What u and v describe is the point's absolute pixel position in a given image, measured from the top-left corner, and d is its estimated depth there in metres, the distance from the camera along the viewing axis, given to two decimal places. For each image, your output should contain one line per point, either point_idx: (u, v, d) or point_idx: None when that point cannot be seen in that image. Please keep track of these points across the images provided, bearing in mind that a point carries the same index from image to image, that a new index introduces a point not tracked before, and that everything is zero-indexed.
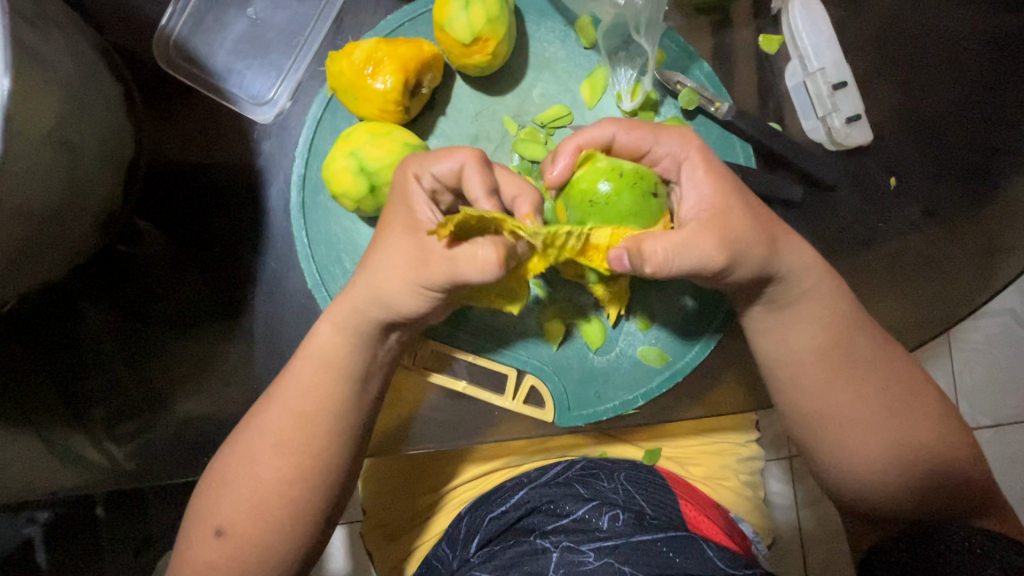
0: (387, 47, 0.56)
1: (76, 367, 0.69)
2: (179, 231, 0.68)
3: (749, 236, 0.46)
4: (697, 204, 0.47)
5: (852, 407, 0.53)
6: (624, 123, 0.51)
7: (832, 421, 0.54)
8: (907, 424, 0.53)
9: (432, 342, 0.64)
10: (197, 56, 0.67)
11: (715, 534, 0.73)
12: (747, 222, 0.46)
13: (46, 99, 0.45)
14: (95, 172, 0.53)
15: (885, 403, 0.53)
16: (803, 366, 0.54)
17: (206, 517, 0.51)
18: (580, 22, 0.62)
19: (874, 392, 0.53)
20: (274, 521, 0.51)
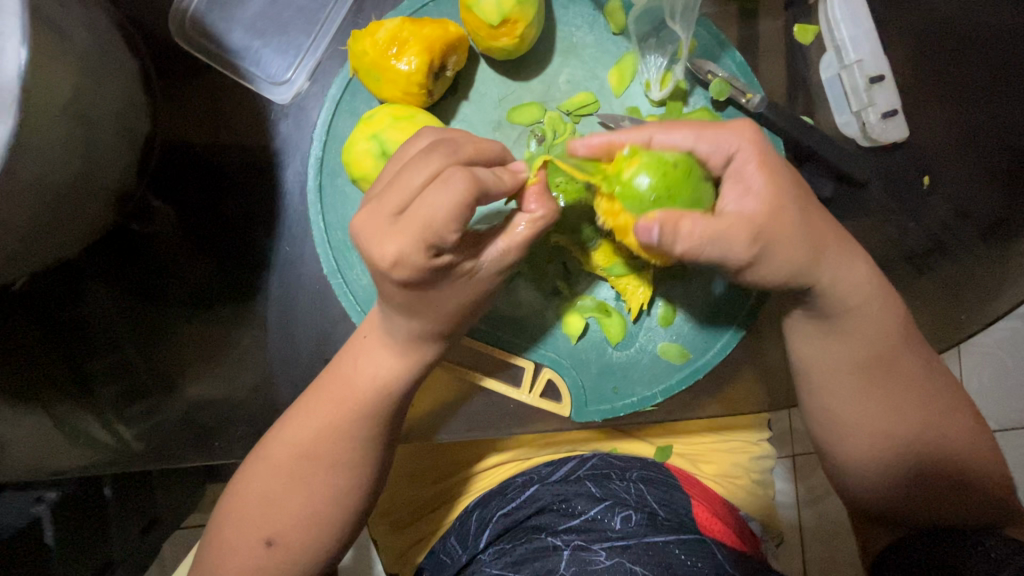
0: (413, 27, 0.54)
1: (85, 346, 0.69)
2: (192, 212, 0.67)
3: (783, 248, 0.45)
4: (747, 196, 0.45)
5: (886, 414, 0.52)
6: (664, 123, 0.47)
7: (859, 427, 0.53)
8: (943, 434, 0.52)
9: (468, 339, 0.63)
10: (214, 33, 0.65)
11: (727, 538, 0.72)
12: (793, 225, 0.45)
13: (62, 71, 0.43)
14: (110, 148, 0.51)
15: (923, 409, 0.52)
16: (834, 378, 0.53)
17: (253, 529, 0.52)
18: (609, 6, 0.60)
19: (914, 398, 0.52)
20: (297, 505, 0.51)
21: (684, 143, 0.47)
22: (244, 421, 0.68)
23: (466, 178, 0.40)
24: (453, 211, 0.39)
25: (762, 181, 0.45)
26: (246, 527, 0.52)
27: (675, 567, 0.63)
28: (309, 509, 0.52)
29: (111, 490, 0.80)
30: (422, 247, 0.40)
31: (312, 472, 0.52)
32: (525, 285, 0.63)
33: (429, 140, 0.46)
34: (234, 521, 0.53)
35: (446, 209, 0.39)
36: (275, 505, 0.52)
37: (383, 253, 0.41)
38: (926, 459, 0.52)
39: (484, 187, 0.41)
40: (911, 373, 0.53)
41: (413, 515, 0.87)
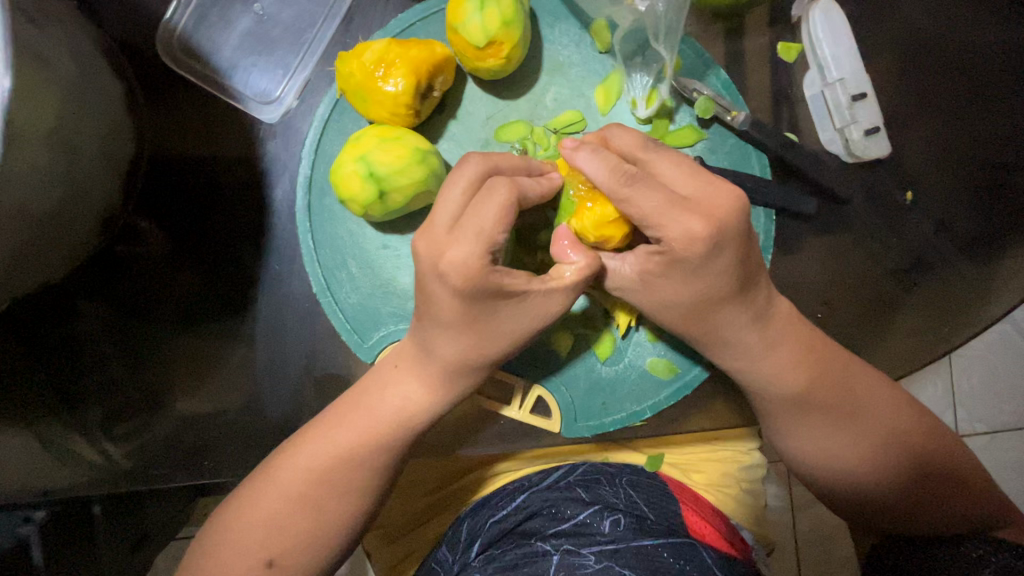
0: (399, 48, 0.54)
1: (72, 365, 0.68)
2: (180, 230, 0.67)
3: (669, 296, 0.51)
4: (646, 258, 0.49)
5: (851, 428, 0.54)
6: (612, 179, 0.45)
7: (831, 444, 0.55)
8: (914, 438, 0.54)
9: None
10: (201, 52, 0.65)
11: (716, 539, 0.73)
12: (687, 290, 0.50)
13: (45, 99, 0.43)
14: (95, 171, 0.51)
15: (886, 416, 0.54)
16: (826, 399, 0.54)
17: (255, 550, 0.52)
18: (596, 25, 0.61)
19: (874, 411, 0.54)
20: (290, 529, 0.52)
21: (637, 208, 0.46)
22: (233, 438, 0.68)
23: (510, 186, 0.46)
24: (501, 215, 0.44)
25: (685, 251, 0.46)
26: (243, 546, 0.52)
27: (661, 570, 0.67)
28: (301, 530, 0.53)
29: (99, 508, 0.79)
30: (482, 251, 0.45)
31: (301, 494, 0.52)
32: None
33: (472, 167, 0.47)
34: (222, 539, 0.53)
35: (491, 216, 0.44)
36: (267, 527, 0.52)
37: (459, 260, 0.45)
38: (906, 466, 0.54)
39: (517, 191, 0.46)
40: (873, 391, 0.55)
41: (405, 526, 0.87)
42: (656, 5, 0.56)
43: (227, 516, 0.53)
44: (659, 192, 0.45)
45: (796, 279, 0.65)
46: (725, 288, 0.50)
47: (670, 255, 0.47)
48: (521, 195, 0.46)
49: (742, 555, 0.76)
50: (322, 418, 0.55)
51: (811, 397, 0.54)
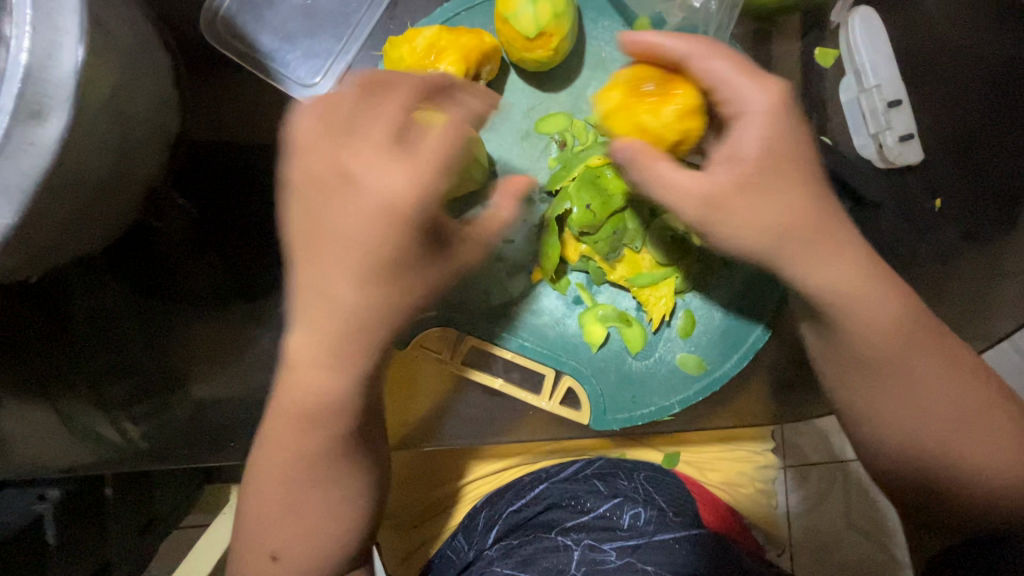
0: (450, 36, 0.54)
1: (98, 341, 0.68)
2: (214, 212, 0.67)
3: (765, 198, 0.41)
4: (729, 155, 0.42)
5: (916, 434, 0.48)
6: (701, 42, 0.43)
7: (895, 448, 0.50)
8: (964, 487, 0.49)
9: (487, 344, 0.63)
10: (244, 34, 0.64)
11: (727, 527, 0.79)
12: (789, 205, 0.42)
13: (107, 68, 0.43)
14: (142, 145, 0.51)
15: (965, 445, 0.48)
16: (877, 400, 0.49)
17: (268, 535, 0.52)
18: (639, 22, 0.61)
19: (959, 435, 0.48)
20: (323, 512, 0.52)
21: (721, 73, 0.42)
22: (257, 420, 0.68)
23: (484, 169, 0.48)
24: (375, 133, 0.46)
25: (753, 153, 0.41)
26: (266, 517, 0.52)
27: (682, 565, 0.66)
28: (324, 512, 0.52)
29: (111, 489, 0.80)
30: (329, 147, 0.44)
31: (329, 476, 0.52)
32: (548, 292, 0.64)
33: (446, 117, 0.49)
34: (252, 510, 0.52)
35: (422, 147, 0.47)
36: (289, 512, 0.51)
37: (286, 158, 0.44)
38: (929, 487, 0.50)
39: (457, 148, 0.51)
40: (948, 398, 0.48)
41: (417, 519, 0.86)
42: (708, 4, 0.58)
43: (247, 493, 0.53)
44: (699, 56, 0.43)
45: None
46: (751, 247, 0.43)
47: (762, 148, 0.41)
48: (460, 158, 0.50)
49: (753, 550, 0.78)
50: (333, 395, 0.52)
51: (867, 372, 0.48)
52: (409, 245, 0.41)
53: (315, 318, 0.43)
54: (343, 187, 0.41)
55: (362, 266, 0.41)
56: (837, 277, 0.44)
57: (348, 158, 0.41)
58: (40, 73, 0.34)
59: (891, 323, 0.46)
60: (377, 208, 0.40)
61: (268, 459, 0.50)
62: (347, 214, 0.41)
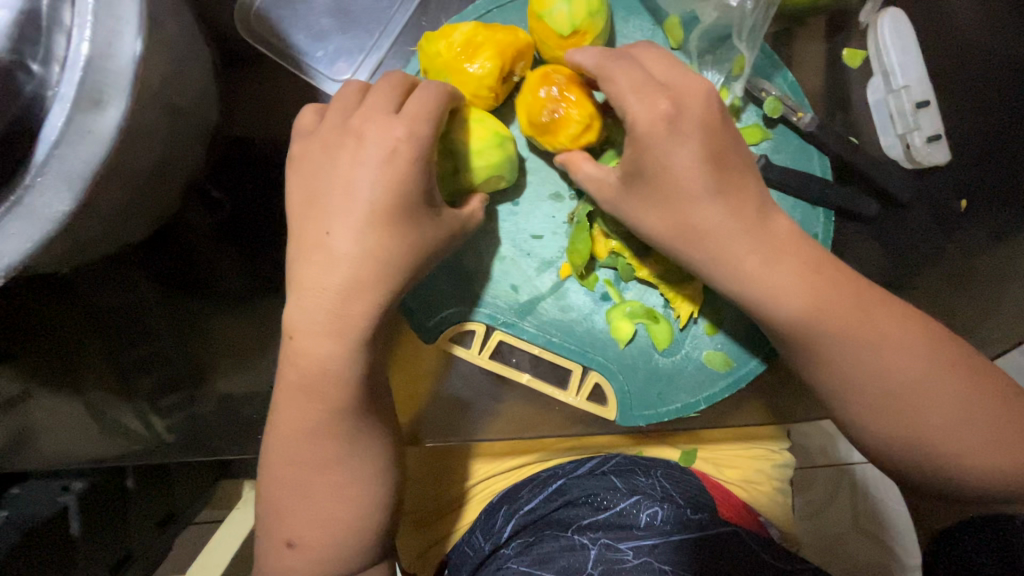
0: (486, 31, 0.55)
1: (127, 334, 0.69)
2: (245, 208, 0.68)
3: (712, 188, 0.50)
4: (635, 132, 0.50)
5: (886, 409, 0.49)
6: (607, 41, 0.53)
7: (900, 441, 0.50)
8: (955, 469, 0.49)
9: (513, 339, 0.64)
10: (277, 28, 0.65)
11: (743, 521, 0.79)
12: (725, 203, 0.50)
13: (158, 60, 0.43)
14: (186, 139, 0.52)
15: (937, 423, 0.49)
16: (867, 393, 0.50)
17: (284, 526, 0.53)
18: (669, 21, 0.62)
19: (926, 411, 0.49)
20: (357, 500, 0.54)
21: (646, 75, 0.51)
22: None
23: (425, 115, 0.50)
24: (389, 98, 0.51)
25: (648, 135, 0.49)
26: (292, 498, 0.53)
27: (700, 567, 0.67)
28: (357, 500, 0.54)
29: (133, 480, 0.80)
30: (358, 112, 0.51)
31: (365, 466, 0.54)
32: (576, 288, 0.64)
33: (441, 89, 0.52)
34: (291, 497, 0.54)
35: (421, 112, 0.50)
36: (326, 498, 0.53)
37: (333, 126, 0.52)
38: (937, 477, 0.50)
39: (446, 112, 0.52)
40: (929, 383, 0.49)
41: (435, 514, 0.85)
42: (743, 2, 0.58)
43: (281, 480, 0.54)
44: (643, 72, 0.51)
45: None
46: (695, 230, 0.51)
47: (668, 148, 0.49)
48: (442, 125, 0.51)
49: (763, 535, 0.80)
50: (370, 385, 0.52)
51: (833, 357, 0.50)
52: (408, 193, 0.49)
53: (314, 277, 0.50)
54: (350, 140, 0.50)
55: (358, 217, 0.49)
56: (780, 272, 0.50)
57: (366, 121, 0.50)
58: (101, 63, 0.35)
59: (822, 302, 0.50)
60: (381, 155, 0.49)
61: (308, 444, 0.52)
62: (350, 166, 0.49)
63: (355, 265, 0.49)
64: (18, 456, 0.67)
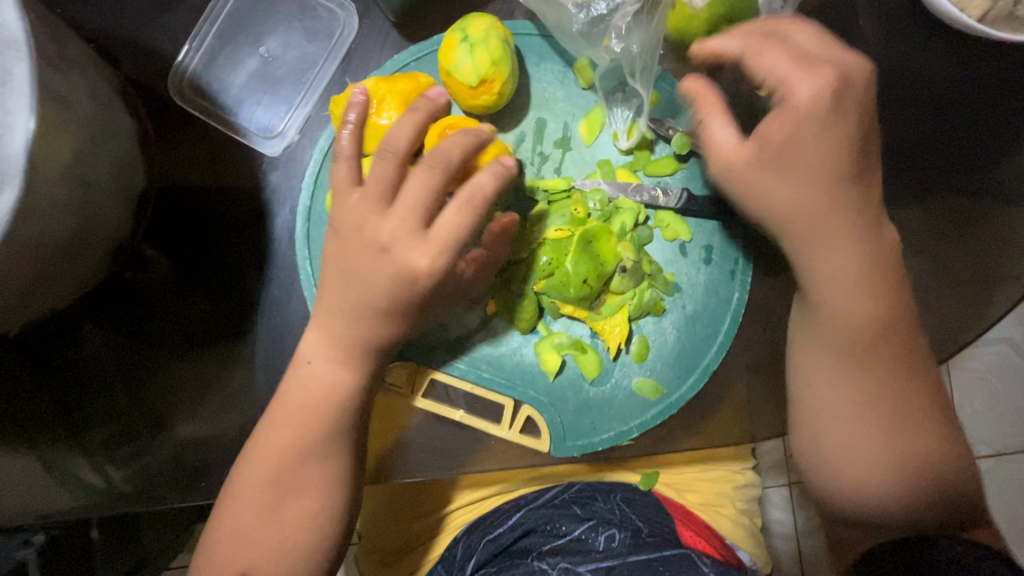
0: (388, 84, 0.58)
1: (78, 387, 0.71)
2: (186, 260, 0.70)
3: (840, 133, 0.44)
4: (789, 61, 0.45)
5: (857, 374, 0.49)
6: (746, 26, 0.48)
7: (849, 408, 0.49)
8: (896, 460, 0.48)
9: (443, 378, 0.65)
10: (209, 92, 0.68)
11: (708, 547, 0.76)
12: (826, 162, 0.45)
13: (65, 137, 0.46)
14: (106, 204, 0.54)
15: (888, 413, 0.49)
16: (848, 338, 0.48)
17: (232, 560, 0.54)
18: (579, 64, 0.65)
19: (897, 402, 0.48)
20: (288, 548, 0.55)
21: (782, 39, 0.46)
22: (229, 457, 0.69)
23: (449, 217, 0.50)
24: (417, 190, 0.49)
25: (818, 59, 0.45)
26: (221, 558, 0.54)
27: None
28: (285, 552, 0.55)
29: (97, 532, 0.82)
30: (381, 201, 0.50)
31: (290, 519, 0.55)
32: (504, 324, 0.66)
33: (491, 176, 0.51)
34: (221, 555, 0.55)
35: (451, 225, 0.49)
36: (256, 548, 0.54)
37: (345, 212, 0.51)
38: (893, 470, 0.49)
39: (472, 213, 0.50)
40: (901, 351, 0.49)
41: (401, 549, 0.87)
42: (630, 46, 0.59)
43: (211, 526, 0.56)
44: (791, 48, 0.45)
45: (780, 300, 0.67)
46: (806, 203, 0.46)
47: (812, 89, 0.44)
48: (456, 237, 0.50)
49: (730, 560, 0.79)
50: (291, 433, 0.54)
51: (831, 281, 0.48)
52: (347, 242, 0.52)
53: None
54: (359, 243, 0.50)
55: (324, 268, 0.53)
56: (836, 260, 0.47)
57: (394, 236, 0.49)
58: None
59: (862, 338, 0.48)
60: (397, 273, 0.49)
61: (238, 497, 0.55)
62: (366, 270, 0.50)
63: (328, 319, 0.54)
64: None
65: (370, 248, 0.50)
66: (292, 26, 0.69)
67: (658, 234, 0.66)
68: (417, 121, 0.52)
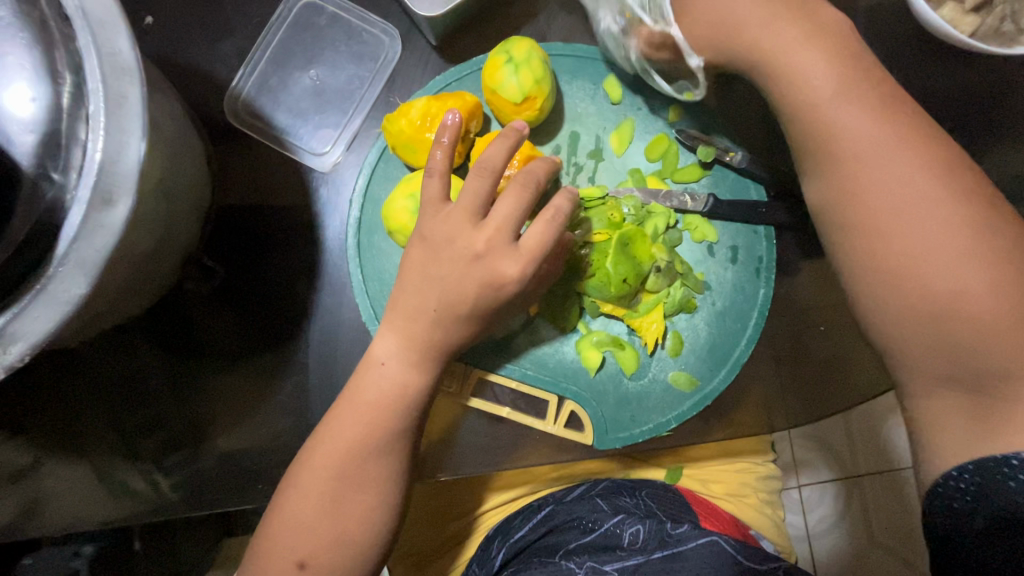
0: (438, 103, 0.63)
1: (132, 398, 0.73)
2: (237, 272, 0.73)
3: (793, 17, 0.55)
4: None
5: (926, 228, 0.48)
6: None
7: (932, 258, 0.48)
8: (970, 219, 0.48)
9: (490, 376, 0.69)
10: (262, 113, 0.73)
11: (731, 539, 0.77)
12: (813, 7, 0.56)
13: (156, 156, 0.50)
14: (182, 217, 0.58)
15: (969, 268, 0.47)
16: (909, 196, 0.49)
17: (289, 551, 0.56)
18: (607, 82, 0.71)
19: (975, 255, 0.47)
20: (350, 536, 0.57)
21: None
22: (280, 461, 0.73)
23: (539, 232, 0.54)
24: (509, 209, 0.54)
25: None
26: (282, 553, 0.56)
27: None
28: (345, 545, 0.57)
29: (140, 544, 0.83)
30: (474, 215, 0.54)
31: (350, 512, 0.57)
32: (547, 325, 0.69)
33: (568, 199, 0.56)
34: (280, 550, 0.56)
35: (536, 239, 0.54)
36: (318, 541, 0.56)
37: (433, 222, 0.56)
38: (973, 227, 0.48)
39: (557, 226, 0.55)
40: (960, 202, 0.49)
41: (437, 550, 0.90)
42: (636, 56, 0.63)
43: (273, 519, 0.58)
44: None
45: (799, 297, 0.72)
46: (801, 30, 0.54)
47: None
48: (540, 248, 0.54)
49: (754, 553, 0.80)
50: (354, 427, 0.57)
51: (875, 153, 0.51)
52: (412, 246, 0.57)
53: None
54: (446, 246, 0.55)
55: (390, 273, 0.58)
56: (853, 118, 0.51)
57: (487, 246, 0.54)
58: (111, 168, 0.41)
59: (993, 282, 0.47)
60: (484, 279, 0.54)
61: (305, 489, 0.57)
62: (453, 275, 0.55)
63: (392, 320, 0.58)
64: (35, 521, 0.71)
65: (464, 256, 0.54)
66: (339, 51, 0.74)
67: (687, 236, 0.71)
68: (510, 144, 0.55)
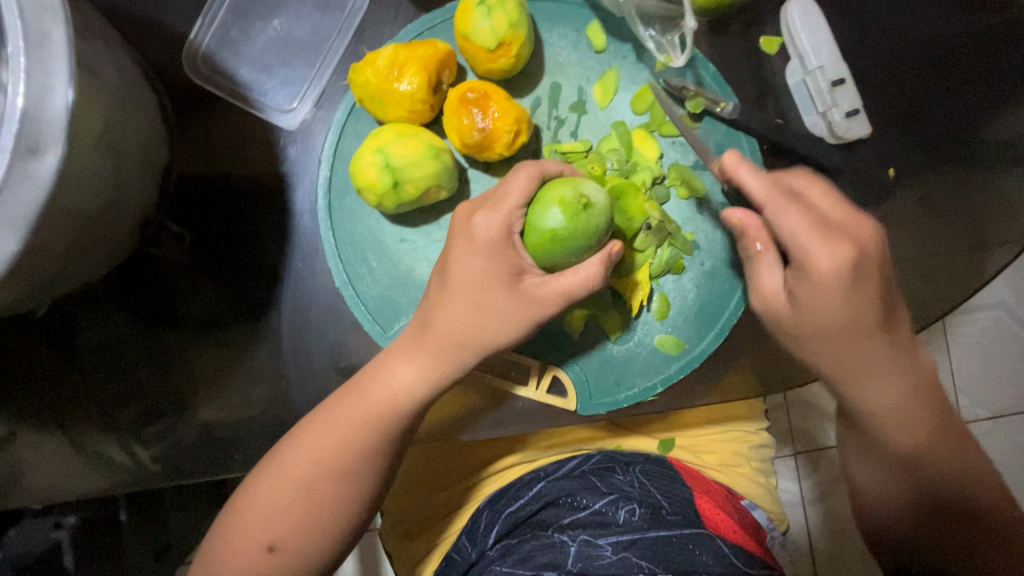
0: (407, 50, 0.59)
1: (104, 368, 0.71)
2: (206, 238, 0.70)
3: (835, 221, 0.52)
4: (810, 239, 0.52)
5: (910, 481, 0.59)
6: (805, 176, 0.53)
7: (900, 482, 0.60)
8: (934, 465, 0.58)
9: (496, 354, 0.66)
10: (223, 68, 0.69)
11: (732, 532, 0.74)
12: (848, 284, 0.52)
13: (96, 107, 0.47)
14: (136, 177, 0.55)
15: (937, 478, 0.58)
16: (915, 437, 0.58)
17: (257, 533, 0.55)
18: (591, 28, 0.67)
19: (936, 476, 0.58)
20: (325, 504, 0.55)
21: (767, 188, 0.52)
22: (259, 430, 0.71)
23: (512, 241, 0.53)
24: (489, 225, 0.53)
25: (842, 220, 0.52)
26: (255, 520, 0.55)
27: (675, 561, 0.67)
28: (314, 511, 0.55)
29: (126, 514, 0.82)
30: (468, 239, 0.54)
31: (319, 478, 0.55)
32: None
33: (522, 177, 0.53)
34: (251, 523, 0.55)
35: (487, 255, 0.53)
36: (288, 504, 0.55)
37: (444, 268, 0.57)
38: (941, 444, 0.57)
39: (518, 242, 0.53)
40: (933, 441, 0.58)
41: (424, 522, 0.87)
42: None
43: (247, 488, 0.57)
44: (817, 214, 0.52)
45: None
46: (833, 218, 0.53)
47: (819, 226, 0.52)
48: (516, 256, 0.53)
49: (754, 544, 0.77)
50: (337, 400, 0.57)
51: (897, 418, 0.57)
52: None
53: None
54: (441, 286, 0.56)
55: None
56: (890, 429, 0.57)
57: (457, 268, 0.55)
58: (36, 114, 0.38)
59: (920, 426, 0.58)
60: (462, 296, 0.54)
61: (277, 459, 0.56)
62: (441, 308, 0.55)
63: None
64: (12, 491, 0.70)
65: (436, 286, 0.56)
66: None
67: (675, 193, 0.67)
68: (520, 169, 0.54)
